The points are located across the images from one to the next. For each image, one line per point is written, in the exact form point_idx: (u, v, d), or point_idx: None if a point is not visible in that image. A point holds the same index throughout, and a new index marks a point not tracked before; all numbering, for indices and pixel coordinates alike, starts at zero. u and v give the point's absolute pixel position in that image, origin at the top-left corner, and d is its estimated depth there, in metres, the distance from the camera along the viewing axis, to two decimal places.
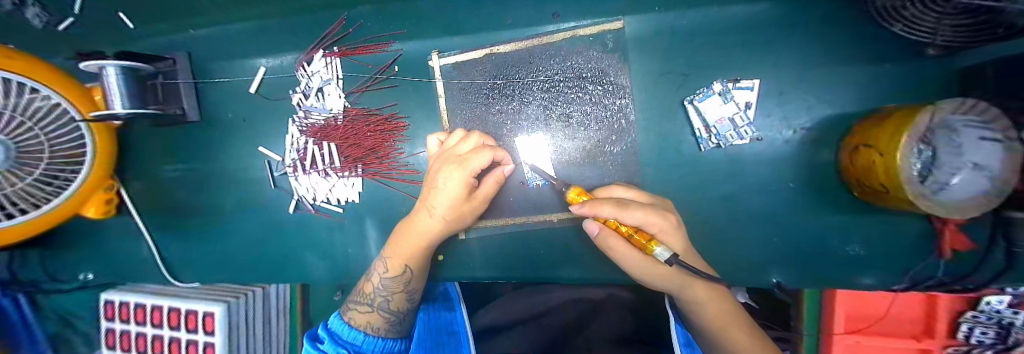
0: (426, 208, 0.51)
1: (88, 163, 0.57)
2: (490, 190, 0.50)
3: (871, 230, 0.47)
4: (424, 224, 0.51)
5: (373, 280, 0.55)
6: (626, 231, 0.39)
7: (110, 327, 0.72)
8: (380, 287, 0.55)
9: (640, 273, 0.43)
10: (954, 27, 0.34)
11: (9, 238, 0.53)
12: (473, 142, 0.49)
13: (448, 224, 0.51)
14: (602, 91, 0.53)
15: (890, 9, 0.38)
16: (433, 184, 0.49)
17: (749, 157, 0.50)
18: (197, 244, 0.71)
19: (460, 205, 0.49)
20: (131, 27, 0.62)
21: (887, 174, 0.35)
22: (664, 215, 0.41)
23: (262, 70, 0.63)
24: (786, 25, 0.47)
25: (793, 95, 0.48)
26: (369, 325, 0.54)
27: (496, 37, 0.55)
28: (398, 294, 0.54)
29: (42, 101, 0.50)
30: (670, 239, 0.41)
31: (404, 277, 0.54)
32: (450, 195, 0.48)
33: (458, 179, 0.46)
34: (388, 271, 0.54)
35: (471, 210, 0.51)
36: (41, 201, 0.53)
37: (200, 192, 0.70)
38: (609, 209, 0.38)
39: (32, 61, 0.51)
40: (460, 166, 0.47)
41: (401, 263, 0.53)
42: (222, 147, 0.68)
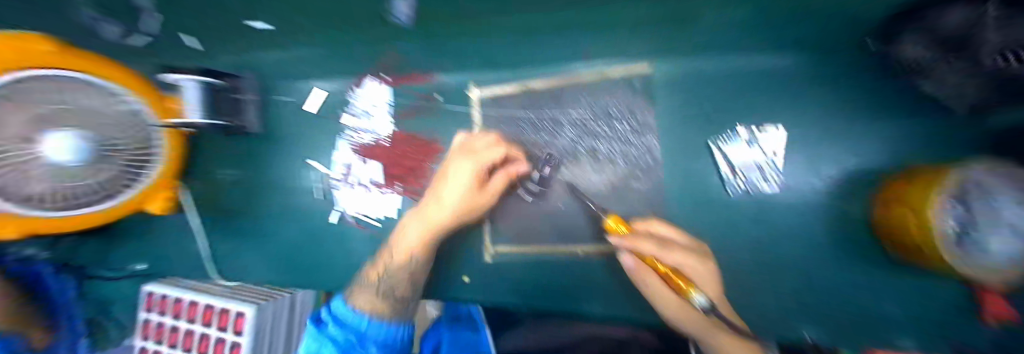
0: (437, 204, 0.59)
1: (155, 169, 0.63)
2: (500, 186, 0.58)
3: (912, 290, 0.46)
4: (433, 215, 0.59)
5: (379, 267, 0.63)
6: (663, 269, 0.44)
7: (147, 319, 0.72)
8: (386, 275, 0.62)
9: (664, 300, 0.51)
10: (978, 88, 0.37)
11: (68, 226, 0.56)
12: (488, 138, 0.60)
13: (456, 218, 0.60)
14: (629, 129, 0.56)
15: (913, 65, 0.41)
16: (447, 175, 0.60)
17: (776, 202, 0.51)
18: (246, 243, 0.79)
19: (472, 196, 0.58)
20: (201, 51, 0.68)
21: (919, 231, 0.37)
22: (699, 260, 0.48)
23: (319, 92, 0.71)
24: (813, 78, 0.49)
25: (820, 144, 0.49)
26: (372, 310, 0.59)
27: (531, 74, 0.60)
28: (401, 283, 0.61)
29: (125, 107, 0.55)
30: (704, 282, 0.47)
31: (413, 263, 0.61)
32: (459, 186, 0.58)
33: (469, 167, 0.58)
34: (395, 258, 0.62)
35: (480, 204, 0.59)
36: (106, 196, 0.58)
37: (256, 196, 0.78)
38: (649, 246, 0.44)
39: (110, 66, 0.55)
40: (472, 157, 0.59)
41: (407, 254, 0.61)
42: (277, 158, 0.76)
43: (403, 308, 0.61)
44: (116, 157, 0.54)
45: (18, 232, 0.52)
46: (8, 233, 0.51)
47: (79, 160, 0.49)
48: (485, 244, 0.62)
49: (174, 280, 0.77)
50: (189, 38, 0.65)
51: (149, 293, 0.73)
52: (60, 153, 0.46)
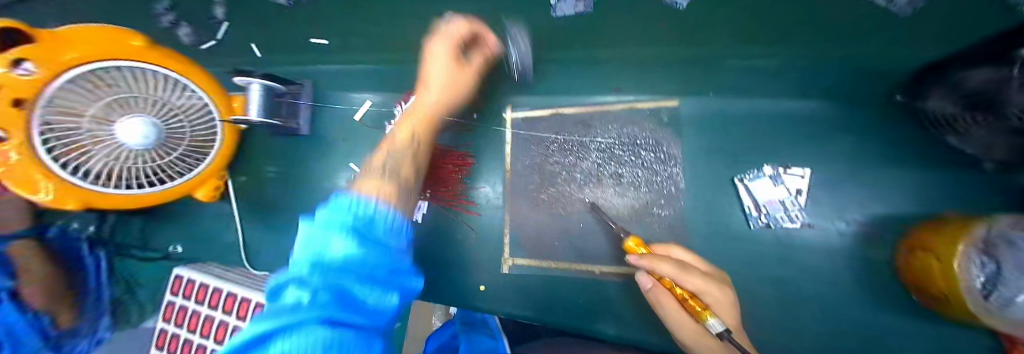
0: (422, 102, 0.52)
1: (212, 156, 0.64)
2: (477, 63, 0.56)
3: (941, 342, 0.46)
4: (424, 106, 0.52)
5: (372, 166, 0.44)
6: (680, 294, 0.41)
7: (171, 302, 0.74)
8: (386, 165, 0.43)
9: (684, 335, 0.42)
10: (1009, 150, 0.37)
11: (120, 204, 0.56)
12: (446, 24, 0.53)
13: (450, 102, 0.54)
14: (655, 157, 0.59)
15: (942, 119, 0.42)
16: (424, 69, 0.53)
17: (799, 241, 0.52)
18: (279, 235, 0.83)
19: (454, 74, 0.53)
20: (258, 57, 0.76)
21: (945, 281, 0.38)
22: (722, 289, 0.42)
23: (367, 103, 0.78)
24: (834, 125, 0.52)
25: (844, 188, 0.51)
26: (381, 193, 0.34)
27: (564, 101, 0.65)
28: (408, 165, 0.45)
29: (193, 100, 0.57)
30: (725, 312, 0.41)
31: (417, 148, 0.49)
32: (440, 72, 0.52)
33: (445, 53, 0.52)
34: (388, 162, 0.44)
35: (464, 83, 0.55)
36: (162, 179, 0.59)
37: (295, 192, 0.84)
38: (668, 267, 0.40)
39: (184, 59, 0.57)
40: (444, 43, 0.52)
41: (411, 144, 0.48)
42: (320, 159, 0.83)
43: (405, 196, 0.39)
44: (180, 139, 0.57)
45: (77, 206, 0.51)
46: (63, 204, 0.50)
47: (146, 145, 0.51)
48: (503, 255, 0.65)
49: (205, 266, 0.81)
50: (254, 47, 0.75)
51: (177, 277, 0.76)
52: (135, 136, 0.49)
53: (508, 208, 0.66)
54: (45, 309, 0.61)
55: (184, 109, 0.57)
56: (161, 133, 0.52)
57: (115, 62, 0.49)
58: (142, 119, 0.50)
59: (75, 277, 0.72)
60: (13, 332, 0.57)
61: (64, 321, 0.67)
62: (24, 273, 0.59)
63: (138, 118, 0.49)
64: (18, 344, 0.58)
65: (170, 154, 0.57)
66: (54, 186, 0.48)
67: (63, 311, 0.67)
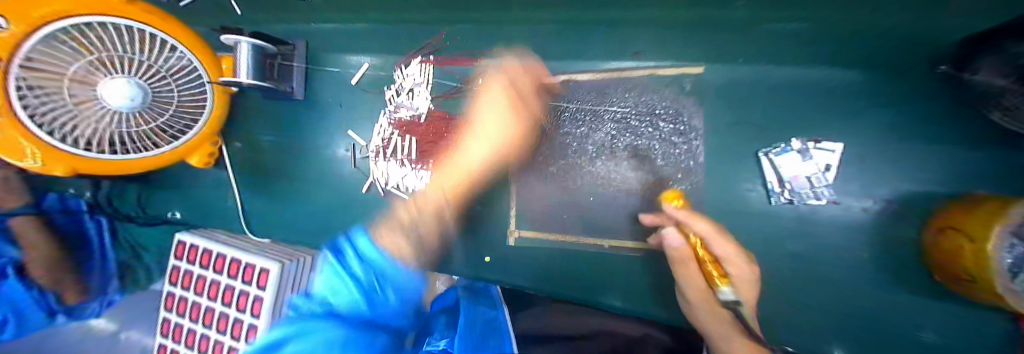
0: (470, 140, 0.56)
1: (200, 123, 0.65)
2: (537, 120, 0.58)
3: (964, 322, 0.44)
4: (467, 160, 0.54)
5: (400, 213, 0.45)
6: (703, 256, 0.41)
7: (176, 266, 0.75)
8: (408, 214, 0.44)
9: (691, 298, 0.43)
10: None
11: (112, 169, 0.57)
12: (526, 73, 0.57)
13: (494, 158, 0.55)
14: (673, 129, 0.55)
15: (988, 96, 0.37)
16: (478, 114, 0.57)
17: (818, 218, 0.50)
18: (279, 205, 0.82)
19: (509, 112, 0.54)
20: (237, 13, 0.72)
21: (976, 263, 0.35)
22: (750, 267, 0.41)
23: (365, 66, 0.73)
24: (879, 93, 0.47)
25: (877, 164, 0.47)
26: (397, 251, 0.34)
27: (576, 66, 0.60)
28: (428, 222, 0.44)
29: (180, 62, 0.57)
30: (744, 289, 0.40)
31: (445, 208, 0.50)
32: (501, 114, 0.54)
33: (502, 90, 0.55)
34: (416, 208, 0.46)
35: (522, 130, 0.56)
36: (153, 145, 0.59)
37: (294, 159, 0.80)
38: (705, 226, 0.40)
39: (175, 22, 0.57)
40: (497, 86, 0.56)
41: (433, 202, 0.48)
42: (317, 124, 0.78)
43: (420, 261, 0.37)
44: (169, 103, 0.56)
45: (66, 171, 0.52)
46: (51, 169, 0.51)
47: (131, 106, 0.50)
48: (510, 227, 0.64)
49: (206, 232, 0.80)
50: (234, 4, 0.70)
51: (180, 242, 0.76)
52: (119, 98, 0.48)
53: (517, 181, 0.63)
54: (49, 286, 0.63)
55: (169, 69, 0.55)
56: (147, 95, 0.51)
57: (91, 18, 0.46)
58: (125, 80, 0.48)
59: (77, 250, 0.69)
60: (17, 309, 0.59)
61: (71, 297, 0.67)
62: (29, 248, 0.62)
63: (121, 79, 0.48)
64: (21, 318, 0.60)
65: (156, 119, 0.57)
66: (40, 151, 0.48)
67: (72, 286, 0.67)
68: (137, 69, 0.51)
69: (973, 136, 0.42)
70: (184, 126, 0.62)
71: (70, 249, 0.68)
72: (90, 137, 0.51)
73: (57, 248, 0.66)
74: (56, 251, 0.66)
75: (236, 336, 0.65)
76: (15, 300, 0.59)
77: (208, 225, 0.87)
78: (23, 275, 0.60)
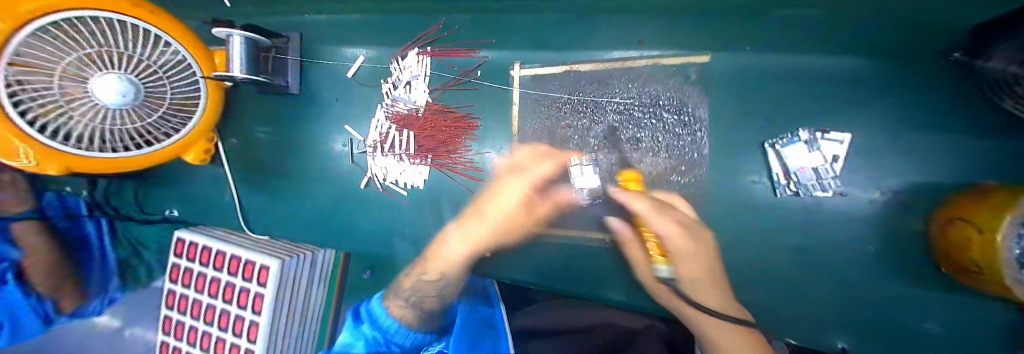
0: (479, 217, 0.60)
1: (195, 119, 0.63)
2: (548, 209, 0.59)
3: (969, 313, 0.43)
4: (473, 232, 0.60)
5: (412, 280, 0.61)
6: (648, 234, 0.49)
7: (177, 263, 0.75)
8: (415, 288, 0.59)
9: (639, 268, 0.54)
10: None
11: (110, 168, 0.56)
12: (548, 165, 0.58)
13: (500, 235, 0.61)
14: (677, 120, 0.54)
15: (1000, 83, 0.36)
16: (500, 190, 0.60)
17: (823, 209, 0.50)
18: (278, 201, 0.81)
19: (515, 216, 0.59)
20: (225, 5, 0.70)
21: (982, 254, 0.35)
22: (693, 243, 0.47)
23: (361, 59, 0.71)
24: (890, 80, 0.45)
25: (888, 154, 0.46)
26: (403, 318, 0.54)
27: (578, 56, 0.59)
28: (430, 298, 0.57)
29: (174, 57, 0.56)
30: (689, 264, 0.46)
31: (445, 282, 0.58)
32: (509, 203, 0.58)
33: (523, 182, 0.58)
34: (429, 275, 0.59)
35: (525, 221, 0.60)
36: (150, 141, 0.58)
37: (291, 156, 0.79)
38: (643, 206, 0.48)
39: (167, 16, 0.56)
40: (524, 174, 0.59)
41: (440, 270, 0.59)
42: (313, 120, 0.77)
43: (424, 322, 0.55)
44: (161, 97, 0.56)
45: (62, 170, 0.51)
46: (46, 168, 0.50)
47: (122, 103, 0.49)
48: None
49: (205, 229, 0.80)
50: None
51: (179, 239, 0.76)
52: (109, 94, 0.47)
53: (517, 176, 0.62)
54: (48, 293, 0.65)
55: (161, 64, 0.55)
56: (138, 91, 0.50)
57: (85, 12, 0.46)
58: (117, 76, 0.47)
59: (75, 255, 0.72)
60: (15, 316, 0.62)
61: (68, 305, 0.70)
62: (32, 252, 0.64)
63: (112, 75, 0.47)
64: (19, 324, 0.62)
65: (150, 115, 0.56)
66: (33, 150, 0.47)
67: (69, 292, 0.69)
68: (132, 65, 0.51)
69: (984, 126, 0.41)
70: (179, 122, 0.61)
71: (69, 253, 0.70)
72: (85, 135, 0.51)
73: (56, 252, 0.68)
74: (54, 255, 0.67)
75: (238, 332, 0.65)
76: (15, 306, 0.62)
77: (207, 223, 0.86)
78: (22, 281, 0.62)
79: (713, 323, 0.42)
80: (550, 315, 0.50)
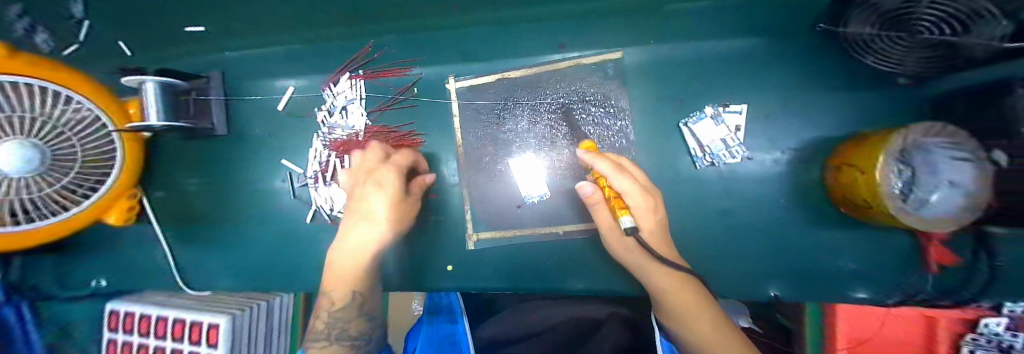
0: (365, 218, 0.52)
1: (112, 178, 0.60)
2: (418, 190, 0.58)
3: (864, 243, 0.51)
4: (360, 234, 0.52)
5: (322, 317, 0.52)
6: (609, 193, 0.45)
7: (112, 337, 0.70)
8: (329, 323, 0.51)
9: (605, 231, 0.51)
10: (919, 59, 0.39)
11: (4, 246, 0.51)
12: (412, 154, 0.59)
13: (394, 230, 0.56)
14: (604, 112, 0.58)
15: (859, 44, 0.43)
16: (360, 194, 0.53)
17: (743, 175, 0.54)
18: (218, 251, 0.75)
19: (398, 203, 0.54)
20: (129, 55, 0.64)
21: (867, 188, 0.40)
22: (643, 199, 0.46)
23: (290, 89, 0.69)
24: (767, 56, 0.53)
25: (779, 117, 0.53)
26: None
27: (508, 64, 0.61)
28: (353, 321, 0.51)
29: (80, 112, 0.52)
30: (642, 215, 0.46)
31: (355, 302, 0.52)
32: (383, 200, 0.52)
33: (388, 173, 0.53)
34: (334, 303, 0.51)
35: (409, 207, 0.58)
36: (64, 207, 0.55)
37: (227, 201, 0.74)
38: (604, 164, 0.43)
39: (73, 73, 0.53)
40: (388, 166, 0.54)
41: (345, 291, 0.51)
42: (247, 159, 0.73)
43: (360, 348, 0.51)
44: (72, 155, 0.51)
45: None
46: None
47: (30, 169, 0.46)
48: (466, 231, 0.64)
49: (141, 296, 0.73)
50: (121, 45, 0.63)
51: (112, 312, 0.70)
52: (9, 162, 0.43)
53: (467, 185, 0.63)
54: None
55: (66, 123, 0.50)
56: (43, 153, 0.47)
57: None
58: (16, 142, 0.43)
59: None
60: None
61: None
62: None
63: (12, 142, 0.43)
64: None
65: (60, 179, 0.52)
66: None
67: None
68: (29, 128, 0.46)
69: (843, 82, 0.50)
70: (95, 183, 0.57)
71: None
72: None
73: None
74: None
75: None
76: None
77: (142, 287, 0.78)
78: None
79: (684, 294, 0.45)
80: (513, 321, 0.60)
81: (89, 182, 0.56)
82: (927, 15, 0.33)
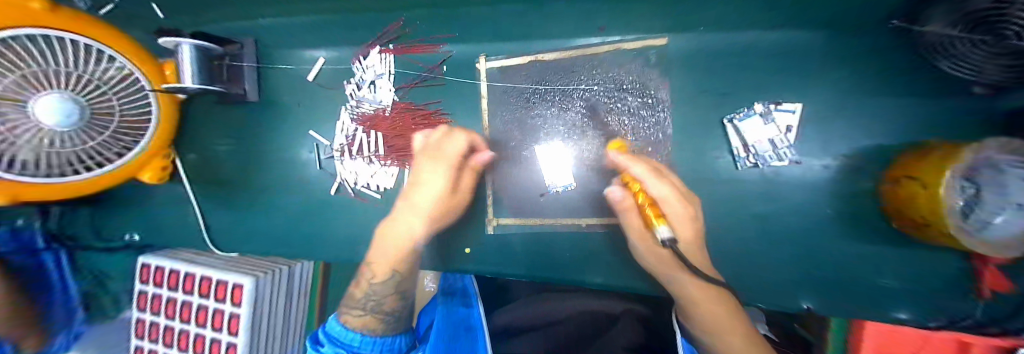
0: (410, 207, 0.56)
1: (149, 135, 0.62)
2: (471, 178, 0.59)
3: (912, 263, 0.47)
4: (405, 228, 0.56)
5: (364, 286, 0.56)
6: (642, 200, 0.43)
7: (143, 289, 0.74)
8: (369, 293, 0.55)
9: (636, 236, 0.50)
10: (1002, 67, 0.35)
11: (47, 196, 0.53)
12: (462, 141, 0.56)
13: (433, 221, 0.59)
14: (641, 103, 0.55)
15: (937, 45, 0.39)
16: (416, 178, 0.56)
17: (784, 179, 0.51)
18: (244, 214, 0.77)
19: (448, 198, 0.58)
20: (161, 17, 0.71)
21: (928, 207, 0.36)
22: (681, 204, 0.45)
23: (320, 60, 0.69)
24: (827, 52, 0.49)
25: (835, 121, 0.49)
26: (364, 327, 0.51)
27: (543, 46, 0.59)
28: (390, 297, 0.55)
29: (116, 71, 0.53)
30: (680, 226, 0.44)
31: (394, 279, 0.56)
32: (434, 188, 0.55)
33: (442, 167, 0.55)
34: (378, 277, 0.55)
35: (455, 202, 0.60)
36: (103, 162, 0.57)
37: (252, 168, 0.76)
38: (638, 169, 0.46)
39: (107, 29, 0.54)
40: (440, 157, 0.56)
41: (387, 268, 0.56)
42: (274, 128, 0.74)
43: (390, 322, 0.54)
44: (110, 113, 0.53)
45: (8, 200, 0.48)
46: None
47: (68, 124, 0.46)
48: (488, 216, 0.63)
49: (171, 252, 0.78)
50: (155, 7, 0.68)
51: (144, 265, 0.74)
52: (50, 116, 0.44)
53: (490, 169, 0.62)
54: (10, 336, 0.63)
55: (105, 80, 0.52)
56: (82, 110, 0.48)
57: (26, 30, 0.42)
58: (57, 97, 0.44)
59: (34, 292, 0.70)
60: None
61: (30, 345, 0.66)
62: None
63: (52, 96, 0.44)
64: None
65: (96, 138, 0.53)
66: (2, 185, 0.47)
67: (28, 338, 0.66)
68: (73, 83, 0.47)
69: (911, 87, 0.45)
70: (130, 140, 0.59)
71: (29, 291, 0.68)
72: (31, 161, 0.49)
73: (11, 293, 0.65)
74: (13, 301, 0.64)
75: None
76: None
77: (170, 244, 0.82)
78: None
79: (715, 308, 0.43)
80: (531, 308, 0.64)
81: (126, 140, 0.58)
82: (1019, 21, 0.29)
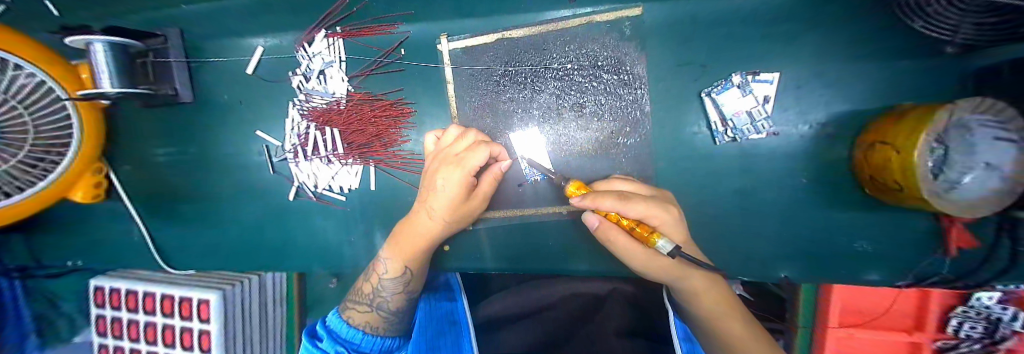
0: (426, 210, 0.54)
1: (73, 148, 0.54)
2: (489, 188, 0.52)
3: (883, 227, 0.48)
4: (424, 227, 0.55)
5: (372, 282, 0.58)
6: (627, 224, 0.42)
7: (100, 314, 0.70)
8: (378, 288, 0.58)
9: (640, 263, 0.46)
10: (977, 25, 0.34)
11: None
12: (483, 154, 0.48)
13: (449, 225, 0.55)
14: (618, 80, 0.52)
15: (914, 4, 0.37)
16: (433, 185, 0.52)
17: (763, 151, 0.50)
18: (197, 227, 0.71)
19: (463, 202, 0.52)
20: (56, 15, 0.62)
21: (901, 172, 0.34)
22: (665, 208, 0.45)
23: (259, 50, 0.61)
24: (804, 14, 0.46)
25: (812, 88, 0.47)
26: (367, 324, 0.58)
27: (509, 20, 0.53)
28: (396, 295, 0.57)
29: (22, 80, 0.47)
30: (670, 230, 0.45)
31: (406, 277, 0.57)
32: (447, 196, 0.51)
33: (458, 178, 0.49)
34: (387, 273, 0.57)
35: (470, 209, 0.54)
36: (24, 185, 0.51)
37: (200, 177, 0.69)
38: (610, 202, 0.40)
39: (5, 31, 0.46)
40: (459, 166, 0.50)
41: (400, 265, 0.56)
42: (220, 130, 0.67)
43: (386, 317, 0.59)
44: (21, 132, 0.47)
45: None
46: None
47: None
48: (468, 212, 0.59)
49: (128, 272, 0.74)
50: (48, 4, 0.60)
51: (97, 287, 0.70)
52: None
53: None
54: None
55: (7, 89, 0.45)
56: None
57: None
58: None
59: None
60: None
61: None
62: None
63: None
64: None
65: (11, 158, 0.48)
66: None
67: None
68: None
69: (884, 49, 0.44)
70: (57, 158, 0.52)
71: None
72: None
73: None
74: None
75: None
76: None
77: (120, 265, 0.75)
78: None
79: (718, 297, 0.47)
80: (511, 301, 0.66)
81: (50, 157, 0.51)
82: None
